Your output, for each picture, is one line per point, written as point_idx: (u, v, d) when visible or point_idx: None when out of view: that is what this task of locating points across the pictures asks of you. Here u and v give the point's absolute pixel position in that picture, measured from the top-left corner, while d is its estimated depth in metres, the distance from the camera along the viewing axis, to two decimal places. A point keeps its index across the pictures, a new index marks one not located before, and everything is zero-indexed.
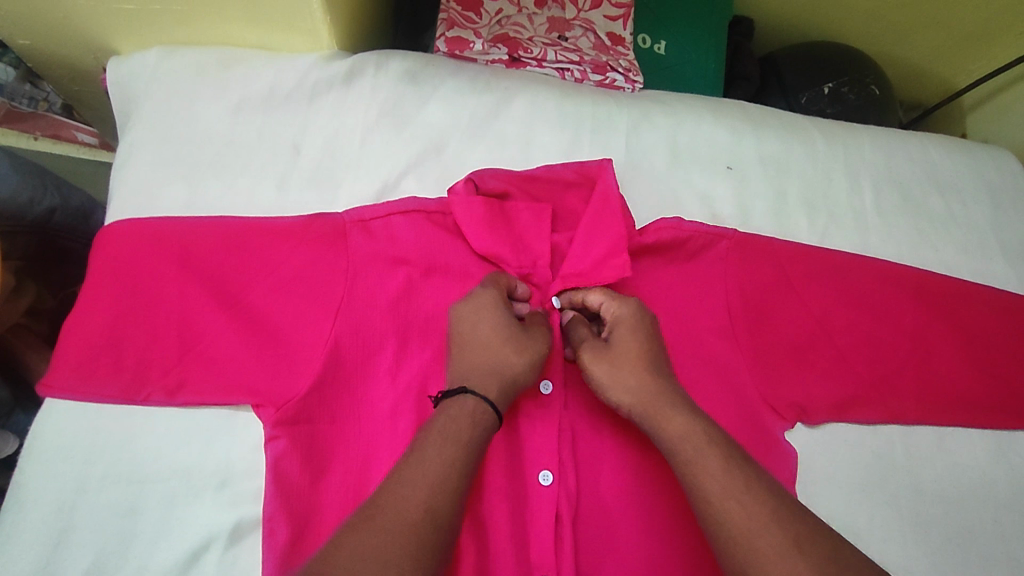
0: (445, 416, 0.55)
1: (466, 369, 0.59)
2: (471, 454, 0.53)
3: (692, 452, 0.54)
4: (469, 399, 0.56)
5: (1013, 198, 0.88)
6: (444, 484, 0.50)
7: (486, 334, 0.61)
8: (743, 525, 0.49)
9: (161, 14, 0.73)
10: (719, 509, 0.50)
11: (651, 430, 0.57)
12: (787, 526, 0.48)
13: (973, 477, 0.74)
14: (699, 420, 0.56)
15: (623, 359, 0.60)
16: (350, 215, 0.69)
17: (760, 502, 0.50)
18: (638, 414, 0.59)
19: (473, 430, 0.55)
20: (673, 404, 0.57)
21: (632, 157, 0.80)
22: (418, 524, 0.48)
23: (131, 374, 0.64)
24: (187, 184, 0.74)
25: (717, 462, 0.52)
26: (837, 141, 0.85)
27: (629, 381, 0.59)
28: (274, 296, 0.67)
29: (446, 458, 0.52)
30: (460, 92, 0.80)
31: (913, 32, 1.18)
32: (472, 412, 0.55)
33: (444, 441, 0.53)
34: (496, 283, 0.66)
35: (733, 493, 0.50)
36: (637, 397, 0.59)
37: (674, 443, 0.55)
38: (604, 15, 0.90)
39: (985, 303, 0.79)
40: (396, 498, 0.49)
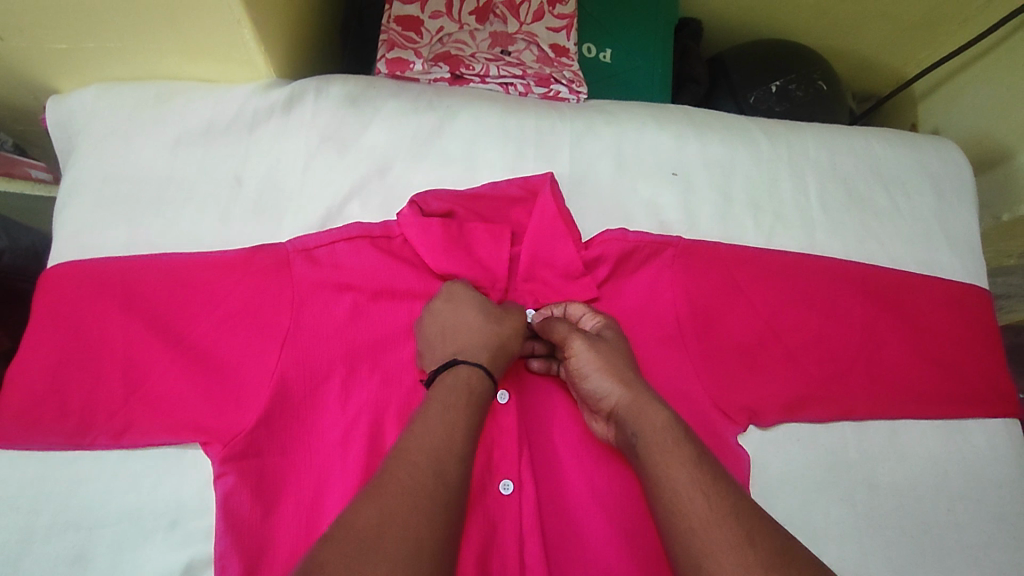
0: (445, 383, 0.58)
1: (454, 344, 0.62)
2: (473, 415, 0.56)
3: (667, 441, 0.54)
4: (464, 368, 0.59)
5: (957, 187, 0.89)
6: (452, 446, 0.52)
7: (468, 312, 0.64)
8: (704, 514, 0.49)
9: (95, 52, 0.73)
10: (682, 495, 0.50)
11: (628, 420, 0.57)
12: (744, 522, 0.48)
13: (927, 468, 0.74)
14: (679, 420, 0.57)
15: (613, 356, 0.61)
16: (294, 244, 0.69)
17: (724, 494, 0.50)
18: (621, 406, 0.58)
19: (473, 394, 0.57)
20: (656, 401, 0.58)
21: (577, 169, 0.80)
22: (434, 482, 0.49)
23: (77, 419, 0.64)
24: (128, 221, 0.74)
25: (689, 455, 0.53)
26: (781, 141, 0.86)
27: (619, 374, 0.60)
28: (219, 331, 0.67)
29: (453, 419, 0.54)
30: (402, 112, 0.79)
31: (860, 25, 1.19)
32: (470, 378, 0.58)
33: (445, 406, 0.55)
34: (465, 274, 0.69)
35: (700, 484, 0.50)
36: (623, 390, 0.59)
37: (650, 433, 0.55)
38: (546, 28, 0.90)
39: (929, 295, 0.80)
40: (408, 463, 0.50)
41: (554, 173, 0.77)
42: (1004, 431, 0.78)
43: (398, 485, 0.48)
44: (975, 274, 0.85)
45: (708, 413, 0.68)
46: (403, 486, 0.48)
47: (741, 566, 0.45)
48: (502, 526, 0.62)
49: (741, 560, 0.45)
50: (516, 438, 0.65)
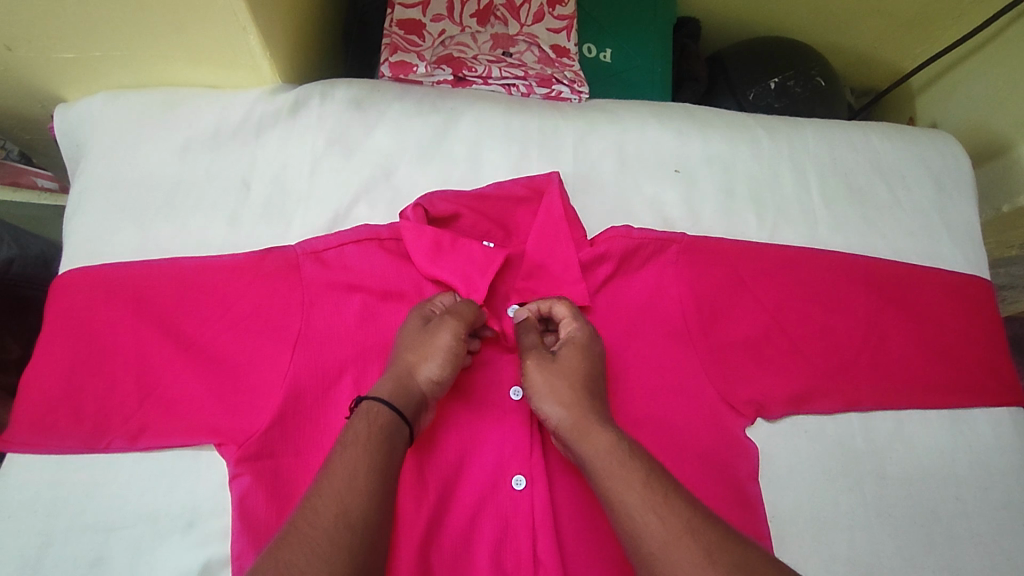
0: (351, 422, 0.55)
1: (385, 379, 0.60)
2: (375, 451, 0.52)
3: (613, 466, 0.53)
4: (365, 405, 0.57)
5: (957, 179, 0.90)
6: (354, 485, 0.50)
7: (399, 350, 0.62)
8: (661, 538, 0.48)
9: (102, 60, 0.74)
10: (636, 521, 0.50)
11: (577, 446, 0.57)
12: (702, 539, 0.47)
13: (933, 458, 0.75)
14: (626, 439, 0.56)
15: (560, 376, 0.61)
16: (302, 247, 0.70)
17: (677, 514, 0.49)
18: (567, 431, 0.58)
19: (374, 429, 0.54)
20: (602, 422, 0.57)
21: (581, 168, 0.81)
22: (333, 528, 0.47)
23: (92, 423, 0.64)
24: (138, 227, 0.75)
25: (638, 476, 0.52)
26: (781, 137, 0.86)
27: (566, 397, 0.59)
28: (230, 334, 0.68)
29: (355, 460, 0.51)
30: (406, 115, 0.80)
31: (857, 21, 1.21)
32: (368, 411, 0.56)
33: (346, 446, 0.53)
34: (420, 303, 0.67)
35: (653, 506, 0.50)
36: (567, 415, 0.59)
37: (599, 459, 0.54)
38: (546, 29, 0.91)
39: (931, 286, 0.81)
40: (308, 512, 0.48)
41: (560, 173, 0.78)
42: (1009, 419, 0.79)
43: (291, 544, 0.46)
44: (976, 265, 0.86)
45: (716, 406, 0.69)
46: (300, 545, 0.45)
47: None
48: (515, 521, 0.62)
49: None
50: (527, 434, 0.65)
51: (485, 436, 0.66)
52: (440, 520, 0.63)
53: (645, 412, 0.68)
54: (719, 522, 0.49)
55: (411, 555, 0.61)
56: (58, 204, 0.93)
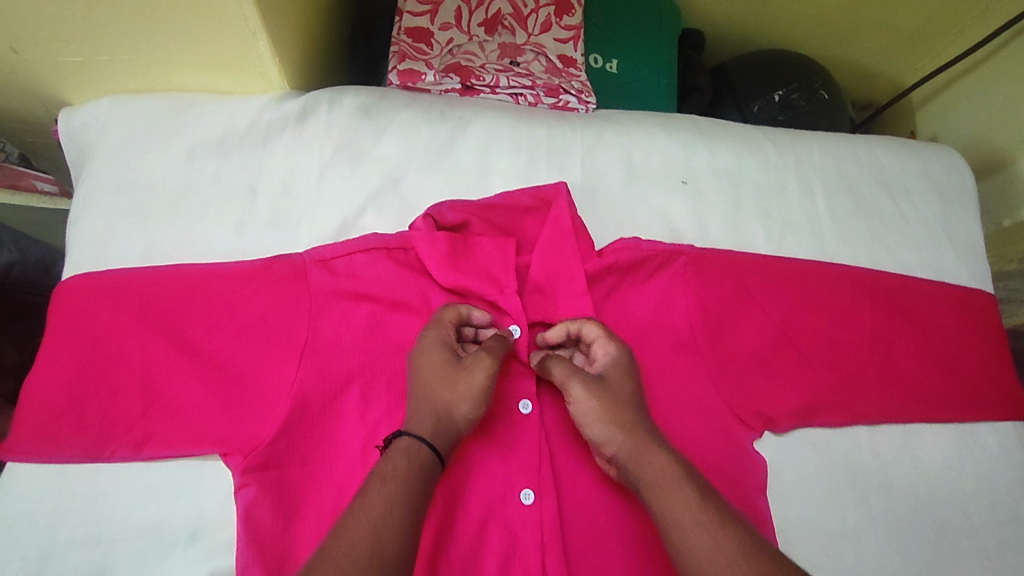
0: (387, 457, 0.56)
1: (415, 415, 0.59)
2: (414, 493, 0.53)
3: (670, 486, 0.54)
4: (404, 440, 0.57)
5: (960, 193, 0.90)
6: (388, 522, 0.50)
7: (423, 383, 0.61)
8: (716, 561, 0.49)
9: (110, 64, 0.73)
10: (693, 542, 0.51)
11: (632, 465, 0.57)
12: (757, 563, 0.49)
13: (939, 472, 0.75)
14: (681, 462, 0.57)
15: (613, 395, 0.61)
16: (311, 254, 0.69)
17: (733, 539, 0.50)
18: (621, 449, 0.58)
19: (412, 466, 0.55)
20: (656, 443, 0.58)
21: (589, 179, 0.81)
22: (367, 564, 0.47)
23: (95, 433, 0.63)
24: (143, 233, 0.74)
25: (692, 500, 0.53)
26: (788, 149, 0.87)
27: (619, 416, 0.59)
28: (238, 342, 0.67)
29: (389, 496, 0.52)
30: (414, 124, 0.80)
31: (858, 35, 1.22)
32: (411, 448, 0.56)
33: (385, 482, 0.53)
34: (438, 320, 0.65)
35: (709, 530, 0.51)
36: (621, 433, 0.59)
37: (656, 480, 0.55)
38: (554, 39, 0.92)
39: (937, 298, 0.81)
40: (342, 542, 0.48)
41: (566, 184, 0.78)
42: (1013, 434, 0.79)
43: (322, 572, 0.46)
44: (981, 279, 0.86)
45: (724, 419, 0.69)
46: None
47: None
48: (524, 534, 0.62)
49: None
50: (536, 446, 0.65)
51: (493, 448, 0.66)
52: (449, 533, 0.62)
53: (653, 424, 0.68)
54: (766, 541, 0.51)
55: (418, 569, 0.60)
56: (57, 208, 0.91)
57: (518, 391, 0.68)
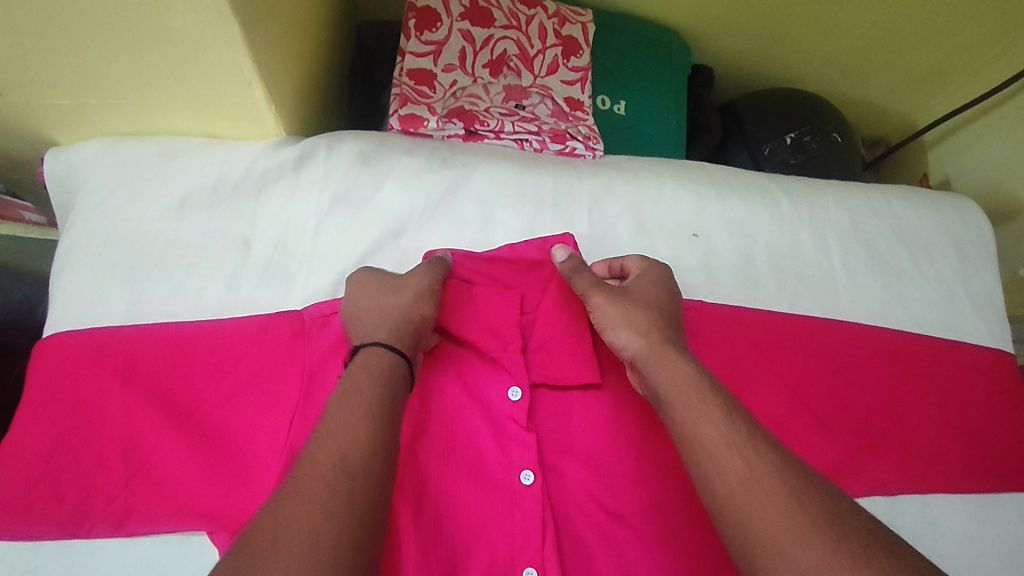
0: (350, 368, 0.55)
1: (369, 328, 0.60)
2: (383, 397, 0.53)
3: (692, 395, 0.53)
4: (366, 348, 0.57)
5: (979, 248, 0.87)
6: (355, 433, 0.49)
7: (367, 306, 0.62)
8: (740, 471, 0.47)
9: (99, 107, 0.70)
10: (715, 452, 0.49)
11: (652, 372, 0.57)
12: (785, 476, 0.47)
13: (961, 547, 0.71)
14: (704, 375, 0.56)
15: (634, 305, 0.63)
16: (311, 312, 0.66)
17: (759, 450, 0.49)
18: (641, 357, 0.59)
19: (376, 375, 0.54)
20: (677, 355, 0.58)
21: (596, 231, 0.78)
22: (334, 474, 0.46)
23: (72, 507, 0.60)
24: (130, 290, 0.70)
25: (719, 412, 0.52)
26: (802, 201, 0.84)
27: (648, 322, 0.61)
28: (227, 406, 0.64)
29: (354, 410, 0.51)
30: (415, 171, 0.77)
31: (869, 74, 1.20)
32: (374, 350, 0.57)
33: (348, 397, 0.52)
34: (369, 266, 0.69)
35: (731, 440, 0.49)
36: (643, 346, 0.59)
37: (674, 389, 0.54)
38: (560, 80, 0.90)
39: (955, 359, 0.79)
40: (309, 461, 0.47)
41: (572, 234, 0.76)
42: None
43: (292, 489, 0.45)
44: (1000, 338, 0.83)
45: None
46: (310, 489, 0.45)
47: (787, 521, 0.44)
48: None
49: (783, 516, 0.44)
50: (539, 521, 0.59)
51: (492, 524, 0.60)
52: None
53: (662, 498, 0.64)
54: (803, 466, 0.49)
55: None
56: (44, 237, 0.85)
57: (520, 460, 0.62)
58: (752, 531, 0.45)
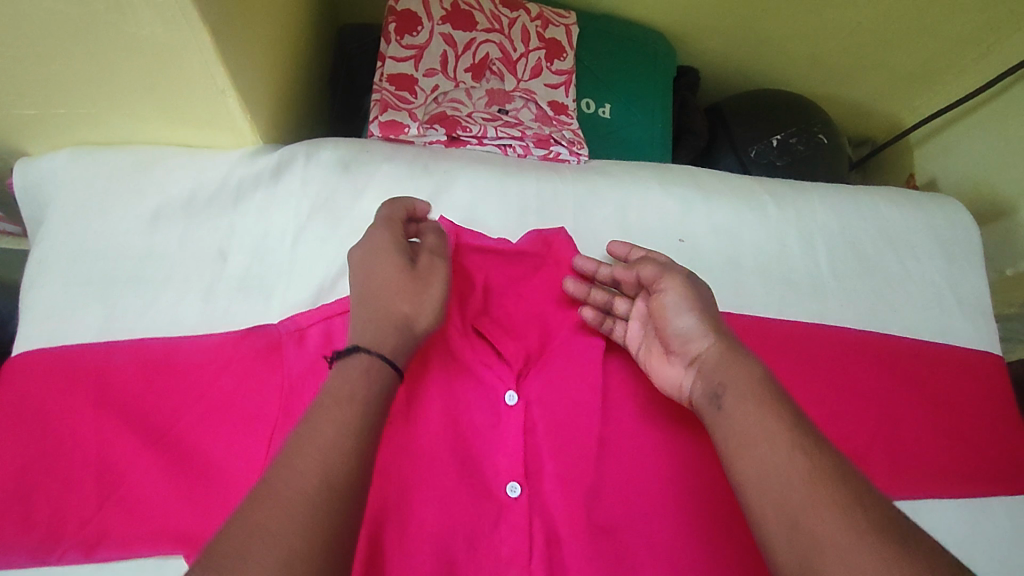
0: (338, 374, 0.52)
1: (367, 320, 0.56)
2: (366, 411, 0.49)
3: (760, 392, 0.53)
4: (364, 357, 0.53)
5: (965, 249, 0.87)
6: (342, 448, 0.46)
7: (374, 288, 0.58)
8: (803, 467, 0.47)
9: (68, 117, 0.68)
10: (780, 449, 0.48)
11: (718, 370, 0.56)
12: (846, 481, 0.46)
13: (954, 553, 0.70)
14: (770, 379, 0.55)
15: (698, 309, 0.61)
16: (286, 326, 0.64)
17: (823, 455, 0.47)
18: (707, 353, 0.58)
19: (366, 386, 0.51)
20: (742, 357, 0.57)
21: (581, 237, 0.76)
22: (314, 494, 0.43)
23: (43, 531, 0.57)
24: (103, 306, 0.68)
25: (784, 414, 0.51)
26: (788, 204, 0.83)
27: (692, 321, 0.60)
28: (204, 425, 0.62)
29: (342, 419, 0.48)
30: (396, 179, 0.75)
31: (856, 75, 1.19)
32: (360, 392, 0.50)
33: (339, 403, 0.49)
34: (389, 219, 0.62)
35: (795, 440, 0.48)
36: (707, 343, 0.58)
37: (741, 387, 0.54)
38: (544, 84, 0.89)
39: (942, 363, 0.79)
40: (289, 471, 0.44)
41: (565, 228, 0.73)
42: None
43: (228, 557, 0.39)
44: (989, 340, 0.83)
45: (725, 501, 0.65)
46: (252, 568, 0.39)
47: (849, 525, 0.43)
48: None
49: (844, 517, 0.43)
50: (526, 534, 0.57)
51: (477, 538, 0.58)
52: None
53: (653, 508, 0.62)
54: (863, 475, 0.48)
55: None
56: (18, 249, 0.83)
57: (506, 472, 0.60)
58: (810, 526, 0.44)
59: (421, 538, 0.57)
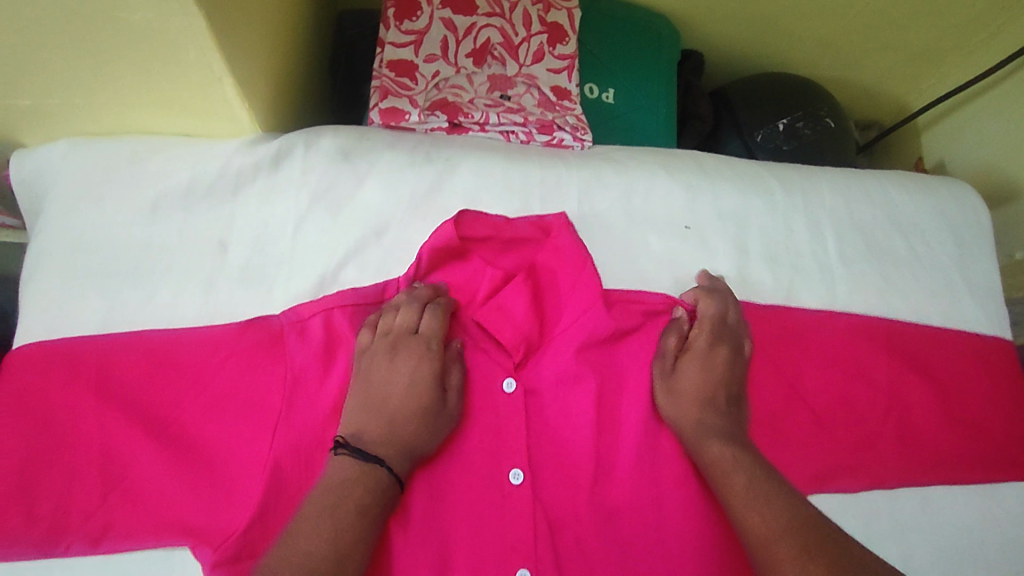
0: (347, 473, 0.54)
1: (381, 432, 0.57)
2: (370, 512, 0.52)
3: (731, 467, 0.58)
4: (379, 471, 0.54)
5: (976, 234, 0.86)
6: (342, 534, 0.50)
7: (392, 396, 0.59)
8: (766, 531, 0.53)
9: (63, 108, 0.67)
10: (747, 516, 0.55)
11: (697, 449, 0.61)
12: (800, 536, 0.52)
13: (960, 537, 0.70)
14: (744, 449, 0.61)
15: (692, 379, 0.64)
16: (287, 316, 0.63)
17: (781, 514, 0.54)
18: (688, 431, 0.62)
19: (371, 491, 0.53)
20: (718, 432, 0.61)
21: (586, 224, 0.75)
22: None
23: (49, 524, 0.57)
24: (104, 298, 0.68)
25: (751, 482, 0.57)
26: (795, 189, 0.82)
27: (699, 395, 0.64)
28: (208, 417, 0.61)
29: (345, 504, 0.52)
30: (398, 167, 0.74)
31: (863, 57, 1.18)
32: (363, 505, 0.52)
33: (347, 488, 0.53)
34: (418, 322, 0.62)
35: (756, 505, 0.55)
36: (693, 419, 0.62)
37: (719, 461, 0.59)
38: (547, 69, 0.87)
39: (953, 348, 0.78)
40: (290, 554, 0.49)
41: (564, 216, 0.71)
42: None
43: None
44: (999, 325, 0.82)
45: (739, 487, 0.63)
46: None
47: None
48: None
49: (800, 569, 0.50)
50: (530, 520, 0.57)
51: (483, 526, 0.57)
52: None
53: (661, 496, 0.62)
54: (821, 521, 0.54)
55: None
56: (19, 240, 0.81)
57: (509, 460, 0.60)
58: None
59: (425, 529, 0.56)
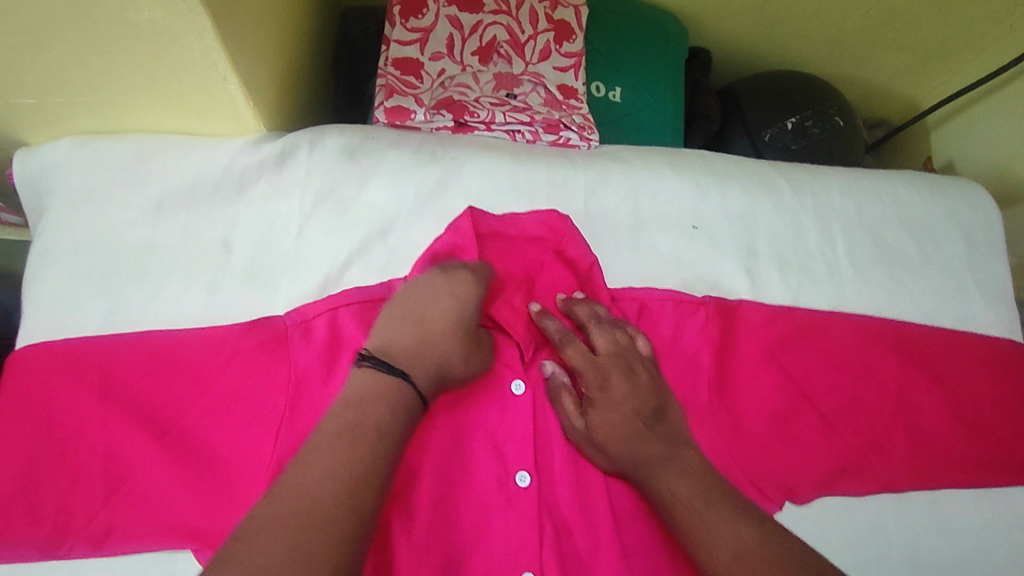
0: (369, 384, 0.51)
1: (412, 348, 0.55)
2: (394, 429, 0.50)
3: (681, 494, 0.54)
4: (404, 386, 0.52)
5: (987, 235, 0.85)
6: (364, 445, 0.47)
7: (432, 317, 0.57)
8: (728, 559, 0.50)
9: (66, 106, 0.67)
10: (706, 544, 0.51)
11: (645, 481, 0.57)
12: (765, 554, 0.49)
13: (969, 542, 0.70)
14: (690, 465, 0.57)
15: (613, 413, 0.59)
16: (291, 316, 0.62)
17: (740, 534, 0.51)
18: (631, 465, 0.58)
19: (391, 410, 0.50)
20: (656, 456, 0.57)
21: (593, 224, 0.75)
22: (332, 491, 0.44)
23: (52, 526, 0.57)
24: (108, 298, 0.67)
25: (702, 506, 0.53)
26: (804, 189, 0.81)
27: (623, 426, 0.59)
28: (211, 419, 0.61)
29: (369, 420, 0.49)
30: (403, 166, 0.73)
31: (872, 56, 1.16)
32: (383, 423, 0.49)
33: (367, 403, 0.50)
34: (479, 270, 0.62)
35: (715, 529, 0.51)
36: (626, 452, 0.58)
37: (666, 490, 0.55)
38: (553, 67, 0.86)
39: (965, 351, 0.77)
40: (307, 470, 0.45)
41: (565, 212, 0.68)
42: None
43: None
44: (1009, 328, 0.81)
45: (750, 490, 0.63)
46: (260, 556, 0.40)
47: None
48: None
49: None
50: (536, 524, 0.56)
51: (489, 529, 0.57)
52: None
53: None
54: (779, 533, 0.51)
55: None
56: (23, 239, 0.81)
57: (515, 462, 0.59)
58: None
59: (430, 532, 0.56)
